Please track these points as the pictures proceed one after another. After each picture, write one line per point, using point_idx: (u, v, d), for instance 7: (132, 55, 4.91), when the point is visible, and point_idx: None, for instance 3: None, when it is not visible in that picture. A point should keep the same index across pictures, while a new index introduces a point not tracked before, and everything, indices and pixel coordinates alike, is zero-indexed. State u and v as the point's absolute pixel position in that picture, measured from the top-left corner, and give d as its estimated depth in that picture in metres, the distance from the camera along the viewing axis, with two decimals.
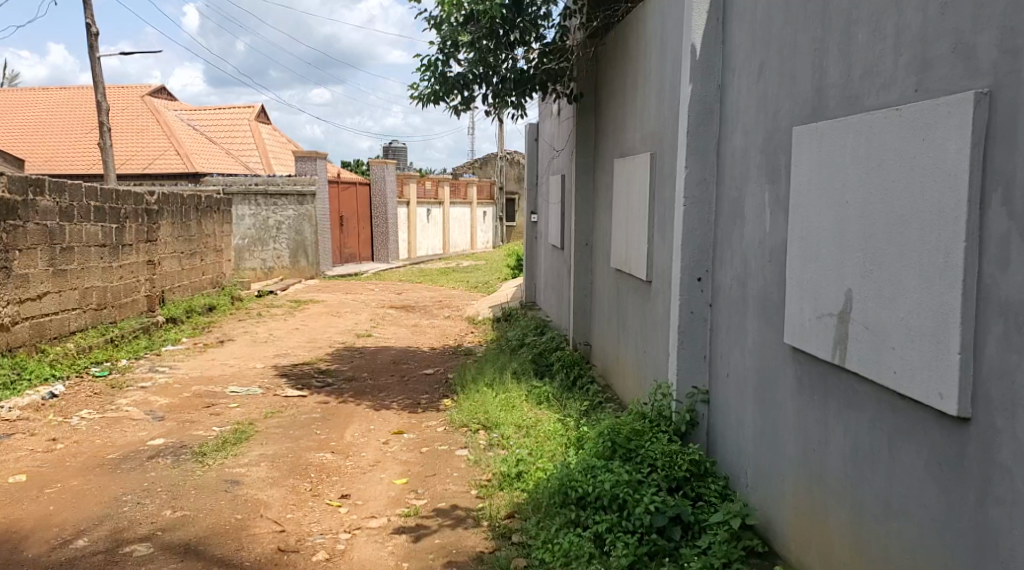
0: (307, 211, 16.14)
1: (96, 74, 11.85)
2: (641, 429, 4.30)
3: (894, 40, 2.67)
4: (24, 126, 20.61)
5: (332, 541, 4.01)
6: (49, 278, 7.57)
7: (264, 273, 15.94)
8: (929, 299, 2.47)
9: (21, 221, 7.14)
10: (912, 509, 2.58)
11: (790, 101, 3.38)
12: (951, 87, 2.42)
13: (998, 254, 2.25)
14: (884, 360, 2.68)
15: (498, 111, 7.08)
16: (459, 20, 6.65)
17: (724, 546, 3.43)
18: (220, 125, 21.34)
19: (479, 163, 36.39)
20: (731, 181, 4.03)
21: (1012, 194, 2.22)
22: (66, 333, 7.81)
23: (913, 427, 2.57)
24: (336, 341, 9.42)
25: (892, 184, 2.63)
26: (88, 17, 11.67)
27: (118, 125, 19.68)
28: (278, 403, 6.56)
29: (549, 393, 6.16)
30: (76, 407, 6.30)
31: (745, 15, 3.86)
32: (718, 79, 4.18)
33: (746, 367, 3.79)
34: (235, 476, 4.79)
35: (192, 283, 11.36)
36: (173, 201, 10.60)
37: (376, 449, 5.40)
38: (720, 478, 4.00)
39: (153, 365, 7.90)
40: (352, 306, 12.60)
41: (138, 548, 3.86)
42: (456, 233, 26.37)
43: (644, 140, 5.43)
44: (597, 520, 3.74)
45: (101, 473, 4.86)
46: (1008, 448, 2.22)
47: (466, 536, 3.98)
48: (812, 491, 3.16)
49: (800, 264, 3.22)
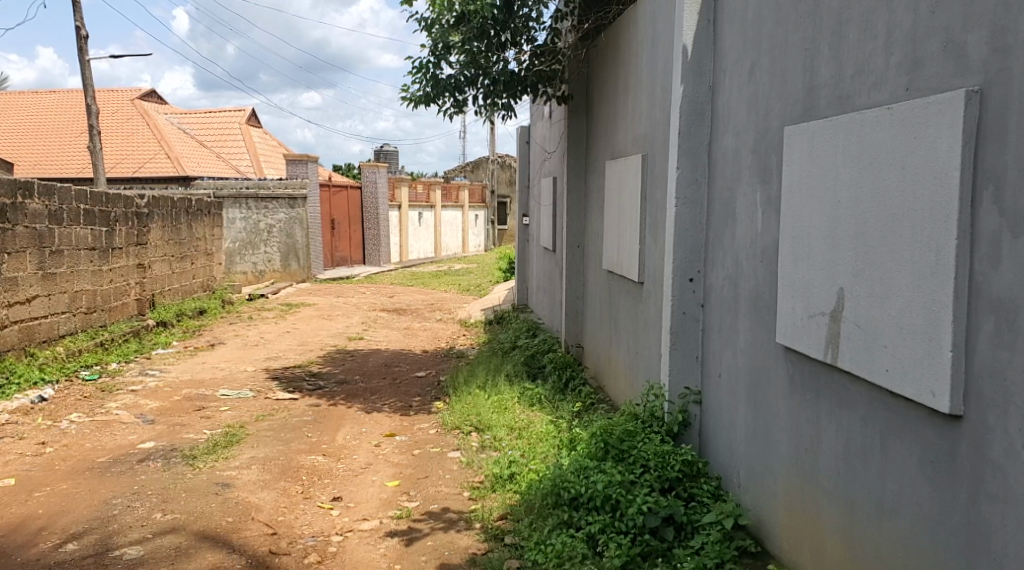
0: (298, 214, 16.08)
1: (85, 77, 11.80)
2: (633, 430, 4.29)
3: (884, 40, 2.68)
4: (12, 129, 20.48)
5: (323, 543, 3.99)
6: (38, 282, 7.51)
7: (256, 276, 15.89)
8: (920, 297, 2.47)
9: (10, 225, 7.09)
10: (905, 507, 2.58)
11: (781, 101, 3.39)
12: (942, 85, 2.43)
13: (990, 252, 2.26)
14: (875, 359, 2.69)
15: (489, 112, 7.05)
16: (449, 22, 6.71)
17: (717, 546, 3.42)
18: (211, 128, 21.30)
19: (471, 167, 36.51)
20: (722, 181, 4.04)
21: (1002, 192, 2.22)
22: (55, 337, 7.76)
23: (905, 426, 2.58)
24: (327, 344, 9.41)
25: (884, 183, 2.64)
26: (78, 20, 11.63)
27: (107, 127, 19.60)
28: (270, 406, 6.54)
29: (542, 395, 6.15)
30: (65, 411, 6.26)
31: (736, 15, 3.87)
32: (708, 80, 4.19)
33: (738, 368, 3.79)
34: (226, 478, 4.77)
35: (183, 286, 11.32)
36: (163, 205, 10.56)
37: (369, 451, 5.39)
38: (712, 478, 3.99)
39: (143, 368, 7.86)
40: (344, 309, 12.60)
41: (127, 551, 3.83)
42: (448, 237, 26.38)
43: (636, 142, 5.42)
44: (589, 521, 3.74)
45: (90, 477, 4.83)
46: (1000, 446, 2.22)
47: (458, 538, 3.97)
48: (805, 489, 3.15)
49: (792, 264, 3.23)
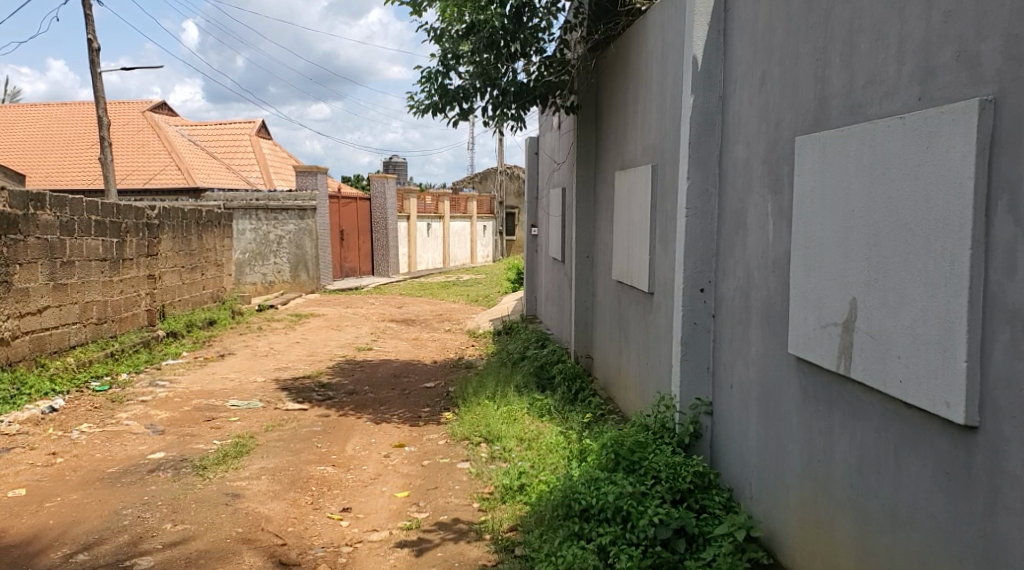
0: (307, 225, 16.02)
1: (96, 89, 11.86)
2: (644, 441, 4.27)
3: (897, 49, 2.68)
4: (25, 141, 20.66)
5: (333, 554, 3.99)
6: (50, 293, 7.56)
7: (265, 287, 16.00)
8: (934, 307, 2.46)
9: (23, 235, 7.14)
10: (919, 520, 2.57)
11: (792, 111, 3.39)
12: (955, 95, 2.43)
13: (1005, 262, 2.25)
14: (888, 369, 2.67)
15: (498, 123, 7.06)
16: (459, 32, 6.78)
17: (729, 559, 3.40)
18: (221, 139, 21.45)
19: (479, 177, 36.78)
20: (733, 191, 4.03)
21: (1017, 201, 2.22)
22: (66, 347, 7.79)
23: (920, 437, 2.56)
24: (336, 354, 9.44)
25: (897, 193, 2.63)
26: (89, 33, 11.70)
27: (119, 139, 19.76)
28: (279, 417, 6.54)
29: (551, 406, 6.14)
30: (75, 421, 6.30)
31: (746, 26, 3.88)
32: (719, 90, 4.19)
33: (750, 378, 3.78)
34: (236, 489, 4.77)
35: (193, 297, 11.36)
36: (173, 216, 10.59)
37: (377, 462, 5.37)
38: (724, 490, 3.97)
39: (152, 379, 7.88)
40: (352, 319, 12.64)
41: (139, 562, 3.83)
42: (457, 247, 26.44)
43: (645, 152, 5.43)
44: (600, 533, 3.66)
45: (100, 487, 4.83)
46: (1017, 457, 2.20)
47: (468, 549, 3.96)
48: (818, 500, 3.14)
49: (804, 273, 3.22)
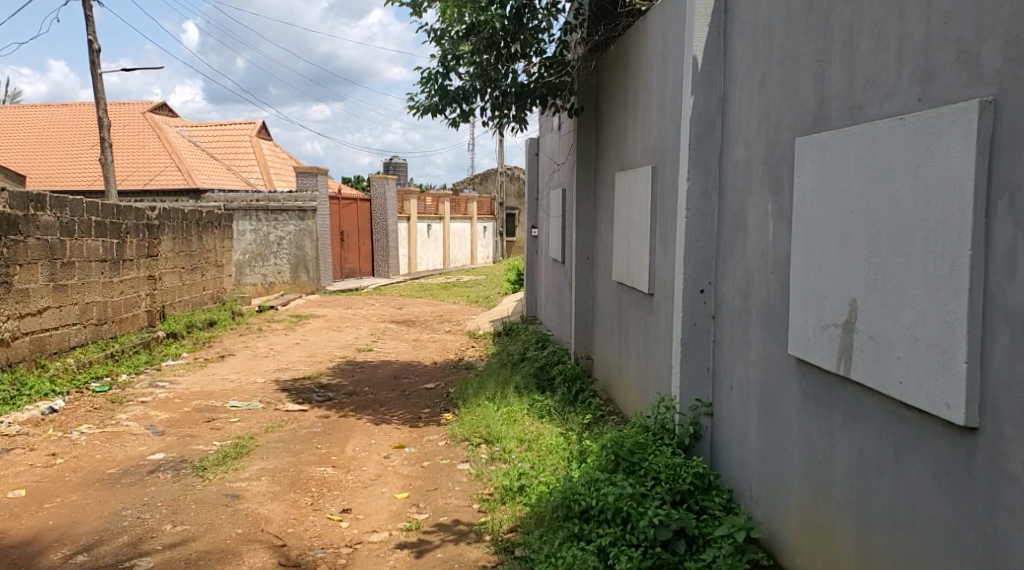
0: (307, 226, 15.97)
1: (96, 91, 11.87)
2: (644, 442, 4.27)
3: (897, 50, 2.68)
4: (26, 142, 20.66)
5: (333, 555, 3.99)
6: (49, 293, 7.55)
7: (265, 288, 16.00)
8: (934, 308, 2.46)
9: (23, 236, 7.14)
10: (919, 520, 2.56)
11: (792, 112, 3.39)
12: (955, 96, 2.43)
13: (1005, 263, 2.25)
14: (888, 370, 2.67)
15: (498, 124, 7.08)
16: (458, 33, 6.78)
17: (728, 560, 3.39)
18: (221, 140, 21.46)
19: (479, 179, 36.82)
20: (733, 192, 4.03)
21: (1017, 202, 2.22)
22: (66, 348, 7.79)
23: (920, 438, 2.56)
24: (336, 355, 9.45)
25: (897, 194, 2.63)
26: (89, 33, 11.70)
27: (119, 140, 19.77)
28: (279, 418, 6.55)
29: (551, 407, 6.14)
30: (75, 422, 6.29)
31: (746, 27, 3.88)
32: (719, 91, 4.19)
33: (750, 379, 3.78)
34: (236, 490, 4.77)
35: (193, 298, 11.37)
36: (173, 217, 10.59)
37: (377, 463, 5.37)
38: (724, 491, 3.97)
39: (152, 380, 7.88)
40: (352, 320, 12.64)
41: (138, 563, 3.82)
42: (457, 248, 26.45)
43: (645, 153, 5.44)
44: (600, 534, 3.66)
45: (100, 488, 4.83)
46: (1017, 458, 2.20)
47: (468, 550, 3.95)
48: (818, 501, 3.14)
49: (804, 274, 3.22)
